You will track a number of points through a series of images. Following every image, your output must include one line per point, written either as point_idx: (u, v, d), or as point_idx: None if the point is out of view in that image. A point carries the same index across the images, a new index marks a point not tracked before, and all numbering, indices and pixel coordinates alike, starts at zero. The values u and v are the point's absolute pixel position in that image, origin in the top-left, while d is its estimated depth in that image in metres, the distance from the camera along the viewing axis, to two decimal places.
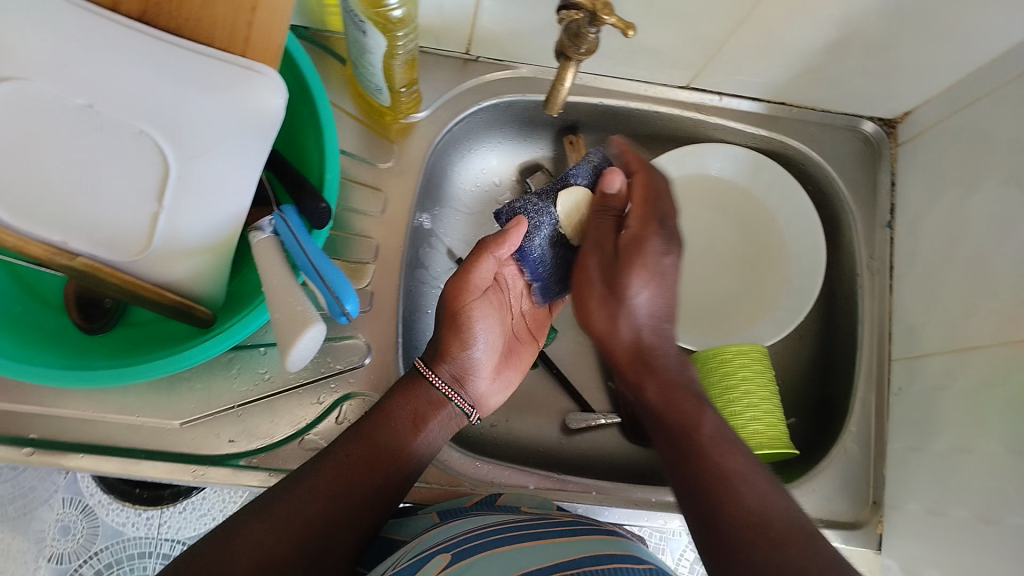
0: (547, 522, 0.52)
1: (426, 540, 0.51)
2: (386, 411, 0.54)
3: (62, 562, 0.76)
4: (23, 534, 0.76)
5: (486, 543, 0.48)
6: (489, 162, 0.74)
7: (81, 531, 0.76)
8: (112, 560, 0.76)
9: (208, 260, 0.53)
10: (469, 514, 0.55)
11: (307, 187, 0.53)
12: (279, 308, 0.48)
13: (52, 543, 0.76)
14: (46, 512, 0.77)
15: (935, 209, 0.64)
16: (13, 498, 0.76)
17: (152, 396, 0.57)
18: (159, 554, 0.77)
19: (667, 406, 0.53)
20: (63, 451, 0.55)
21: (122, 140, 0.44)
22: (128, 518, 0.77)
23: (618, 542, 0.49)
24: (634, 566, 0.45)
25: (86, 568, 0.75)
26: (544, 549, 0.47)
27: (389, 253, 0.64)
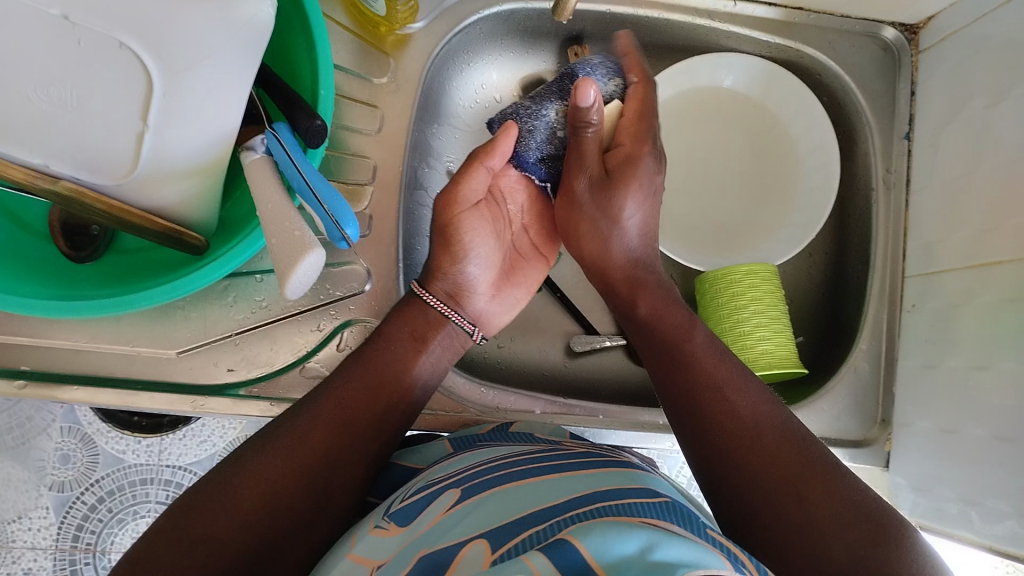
0: (557, 455, 0.51)
1: (433, 475, 0.50)
2: (383, 335, 0.53)
3: (62, 490, 0.80)
4: (23, 464, 0.79)
5: (493, 480, 0.46)
6: (489, 77, 0.71)
7: (80, 460, 0.80)
8: (114, 487, 0.81)
9: (200, 183, 0.50)
10: (479, 445, 0.54)
11: (299, 104, 0.49)
12: (274, 231, 0.45)
13: (53, 471, 0.80)
14: (44, 441, 0.80)
15: (957, 119, 0.61)
16: (10, 428, 0.80)
17: (146, 325, 0.55)
18: (161, 481, 0.81)
19: (661, 331, 0.54)
20: (56, 384, 0.53)
21: (103, 55, 0.42)
22: (127, 446, 0.81)
23: (630, 475, 0.47)
24: (650, 500, 0.42)
25: (88, 495, 0.80)
26: (556, 484, 0.44)
27: (388, 173, 0.61)
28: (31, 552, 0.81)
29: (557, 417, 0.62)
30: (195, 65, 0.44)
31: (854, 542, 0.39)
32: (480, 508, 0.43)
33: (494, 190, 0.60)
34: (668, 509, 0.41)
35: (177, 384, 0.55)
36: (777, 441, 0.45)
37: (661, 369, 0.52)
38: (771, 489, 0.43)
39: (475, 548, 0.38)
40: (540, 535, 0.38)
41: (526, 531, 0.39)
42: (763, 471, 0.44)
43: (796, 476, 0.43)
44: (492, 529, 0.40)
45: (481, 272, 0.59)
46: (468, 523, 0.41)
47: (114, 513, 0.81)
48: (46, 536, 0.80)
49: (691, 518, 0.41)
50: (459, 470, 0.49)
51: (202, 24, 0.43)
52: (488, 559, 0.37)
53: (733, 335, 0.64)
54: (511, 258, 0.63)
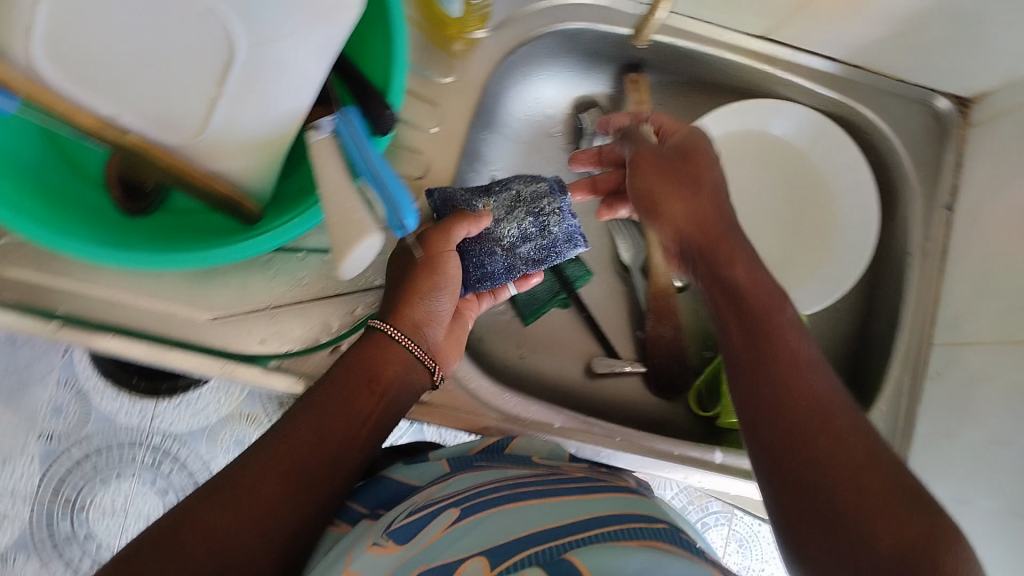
0: (556, 479, 0.52)
1: (434, 493, 0.50)
2: (333, 380, 0.52)
3: (51, 441, 0.79)
4: (14, 408, 0.79)
5: (494, 499, 0.48)
6: (546, 91, 0.72)
7: (72, 412, 0.79)
8: (103, 445, 0.79)
9: (265, 155, 0.50)
10: (476, 465, 0.54)
11: (371, 93, 0.51)
12: (333, 210, 0.47)
13: (43, 421, 0.79)
14: (40, 389, 0.80)
15: (1001, 197, 0.62)
16: (8, 372, 0.80)
17: (186, 285, 0.56)
18: (149, 445, 0.80)
19: (750, 307, 0.51)
20: (92, 331, 0.53)
21: (189, 20, 0.44)
22: (121, 407, 0.80)
23: (637, 502, 0.49)
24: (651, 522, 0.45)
25: (75, 450, 0.79)
26: (556, 508, 0.46)
27: (440, 171, 0.62)
28: (8, 499, 0.78)
29: (574, 433, 0.62)
30: (276, 39, 0.45)
31: (910, 541, 0.39)
32: (479, 530, 0.44)
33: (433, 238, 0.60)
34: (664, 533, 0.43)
35: (209, 347, 0.55)
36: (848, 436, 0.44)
37: (732, 349, 0.51)
38: (827, 480, 0.43)
39: (472, 565, 0.40)
40: (539, 555, 0.40)
41: (526, 550, 0.41)
42: (822, 462, 0.43)
43: (860, 476, 0.42)
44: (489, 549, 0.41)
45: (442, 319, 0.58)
46: (466, 543, 0.43)
47: (98, 470, 0.79)
48: (27, 485, 0.78)
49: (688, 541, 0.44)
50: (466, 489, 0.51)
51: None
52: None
53: None
54: (456, 306, 0.62)
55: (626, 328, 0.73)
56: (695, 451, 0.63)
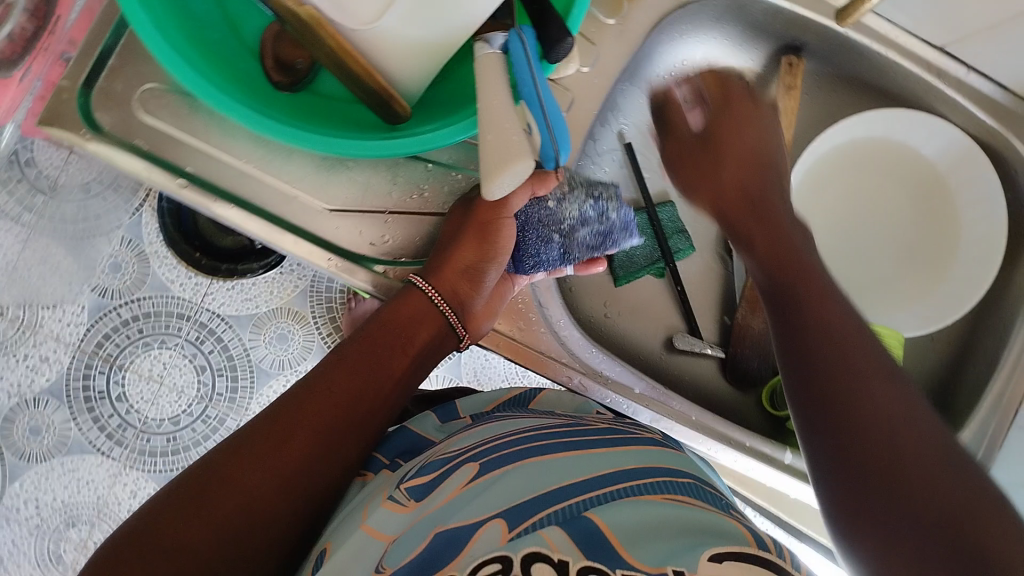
0: (572, 432, 0.52)
1: (449, 447, 0.52)
2: (363, 337, 0.54)
3: (104, 294, 0.91)
4: (76, 257, 0.91)
5: (515, 453, 0.48)
6: (694, 55, 0.70)
7: (131, 272, 0.92)
8: (151, 309, 0.92)
9: (429, 57, 0.49)
10: (500, 416, 0.56)
11: (551, 14, 0.48)
12: (489, 128, 0.46)
13: (101, 275, 0.91)
14: (104, 243, 0.92)
15: None
16: (82, 220, 0.91)
17: (312, 171, 0.55)
18: (195, 321, 0.93)
19: (803, 333, 0.48)
20: (213, 196, 0.53)
21: None
22: (177, 278, 0.93)
23: (659, 455, 0.49)
24: (675, 483, 0.45)
25: (125, 309, 0.92)
26: (582, 463, 0.46)
27: (581, 113, 0.60)
28: (53, 343, 0.90)
29: (652, 402, 0.61)
30: None
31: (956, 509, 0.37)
32: (497, 484, 0.44)
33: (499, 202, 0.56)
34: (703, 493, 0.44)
35: (320, 238, 0.55)
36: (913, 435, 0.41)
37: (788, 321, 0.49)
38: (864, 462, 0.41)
39: (491, 529, 0.40)
40: (559, 514, 0.40)
41: (544, 509, 0.41)
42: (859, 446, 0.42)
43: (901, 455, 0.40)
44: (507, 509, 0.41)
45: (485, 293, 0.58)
46: (485, 498, 0.43)
47: (142, 335, 0.92)
48: (72, 333, 0.91)
49: (712, 494, 0.45)
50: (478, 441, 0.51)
51: None
52: (505, 536, 0.39)
53: None
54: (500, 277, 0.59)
55: (715, 312, 0.72)
56: (766, 446, 0.63)
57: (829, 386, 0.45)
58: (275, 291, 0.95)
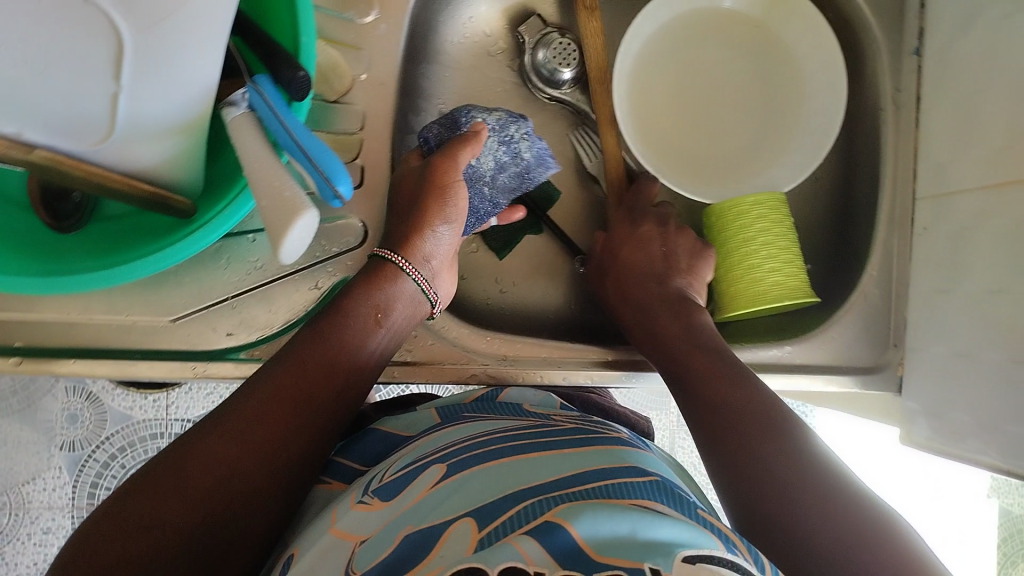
0: (544, 432, 0.48)
1: (420, 448, 0.48)
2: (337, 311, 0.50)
3: (74, 448, 0.89)
4: (32, 424, 0.89)
5: (480, 455, 0.44)
6: (478, 9, 0.67)
7: (89, 418, 0.89)
8: (124, 442, 0.90)
9: (183, 142, 0.47)
10: (467, 416, 0.53)
11: (280, 55, 0.46)
12: (262, 193, 0.43)
13: (62, 431, 0.89)
14: (51, 402, 0.89)
15: (969, 32, 0.58)
16: (17, 392, 0.89)
17: (139, 291, 0.54)
18: (169, 433, 0.91)
19: (699, 374, 0.51)
20: (54, 357, 0.52)
21: (69, 19, 0.38)
22: (134, 403, 0.90)
23: (622, 453, 0.45)
24: (637, 479, 0.40)
25: (100, 452, 0.89)
26: (549, 462, 0.42)
27: (379, 121, 0.58)
28: (49, 512, 0.89)
29: (563, 360, 0.61)
30: (169, 16, 0.40)
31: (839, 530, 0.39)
32: (466, 486, 0.41)
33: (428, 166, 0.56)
34: (658, 488, 0.39)
35: (176, 350, 0.54)
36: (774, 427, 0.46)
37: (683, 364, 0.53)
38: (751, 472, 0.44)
39: (458, 529, 0.36)
40: (531, 510, 0.36)
41: (517, 505, 0.37)
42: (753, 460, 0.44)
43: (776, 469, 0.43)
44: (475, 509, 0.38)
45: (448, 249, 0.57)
46: (455, 501, 0.39)
47: (126, 468, 0.89)
48: (62, 495, 0.89)
49: (682, 498, 0.39)
50: (448, 445, 0.47)
51: None
52: (472, 543, 0.34)
53: (743, 271, 0.62)
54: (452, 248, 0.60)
55: None
56: None
57: (722, 420, 0.47)
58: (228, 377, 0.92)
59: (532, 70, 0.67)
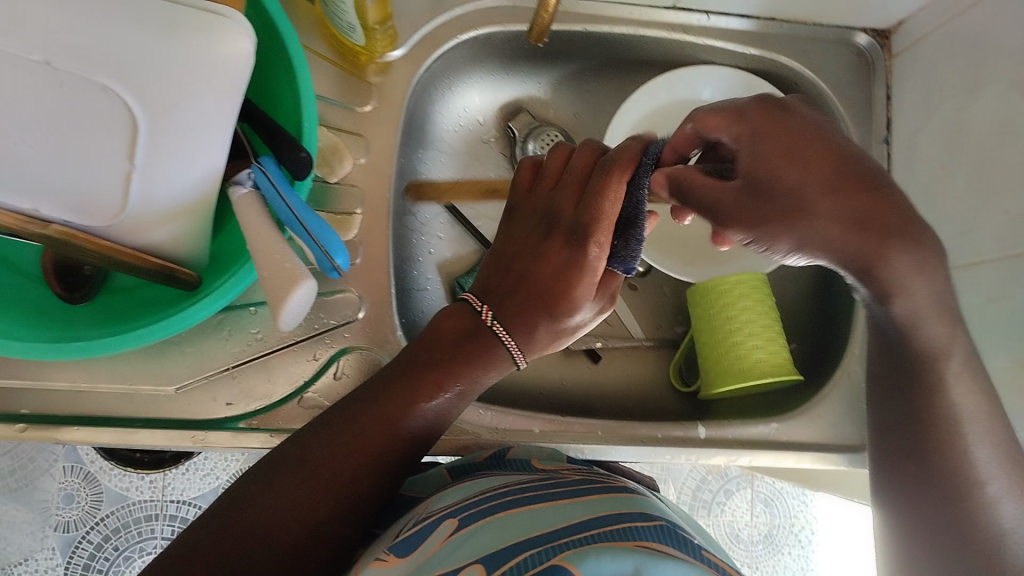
0: (550, 483, 0.49)
1: (432, 506, 0.48)
2: (386, 390, 0.49)
3: (68, 529, 0.89)
4: (27, 504, 0.89)
5: (492, 507, 0.45)
6: (472, 100, 0.72)
7: (84, 498, 0.90)
8: (118, 524, 0.90)
9: (191, 220, 0.51)
10: (477, 474, 0.54)
11: (283, 138, 0.50)
12: (264, 265, 0.46)
13: (57, 512, 0.89)
14: (48, 481, 0.90)
15: (933, 120, 0.62)
16: (14, 471, 0.90)
17: (142, 362, 0.56)
18: (165, 515, 0.91)
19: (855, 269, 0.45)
20: (57, 426, 0.54)
21: (87, 99, 0.43)
22: (130, 483, 0.91)
23: (629, 499, 0.46)
24: (643, 524, 0.41)
25: (94, 533, 0.89)
26: (554, 512, 0.44)
27: (377, 201, 0.61)
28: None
29: (556, 435, 0.61)
30: (178, 103, 0.44)
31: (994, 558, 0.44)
32: (478, 533, 0.42)
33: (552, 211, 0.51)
34: (662, 530, 0.41)
35: (177, 419, 0.55)
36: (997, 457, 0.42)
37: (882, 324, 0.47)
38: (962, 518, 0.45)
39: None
40: (538, 557, 0.37)
41: (522, 553, 0.38)
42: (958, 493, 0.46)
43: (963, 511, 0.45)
44: (485, 555, 0.39)
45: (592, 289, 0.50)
46: (466, 549, 0.40)
47: (120, 550, 0.90)
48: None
49: (685, 539, 0.41)
50: (458, 501, 0.48)
51: (176, 63, 0.43)
52: None
53: (727, 344, 0.64)
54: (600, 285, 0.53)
55: (598, 319, 0.73)
56: (680, 430, 0.63)
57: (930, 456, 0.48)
58: (227, 458, 0.93)
59: (522, 159, 0.72)
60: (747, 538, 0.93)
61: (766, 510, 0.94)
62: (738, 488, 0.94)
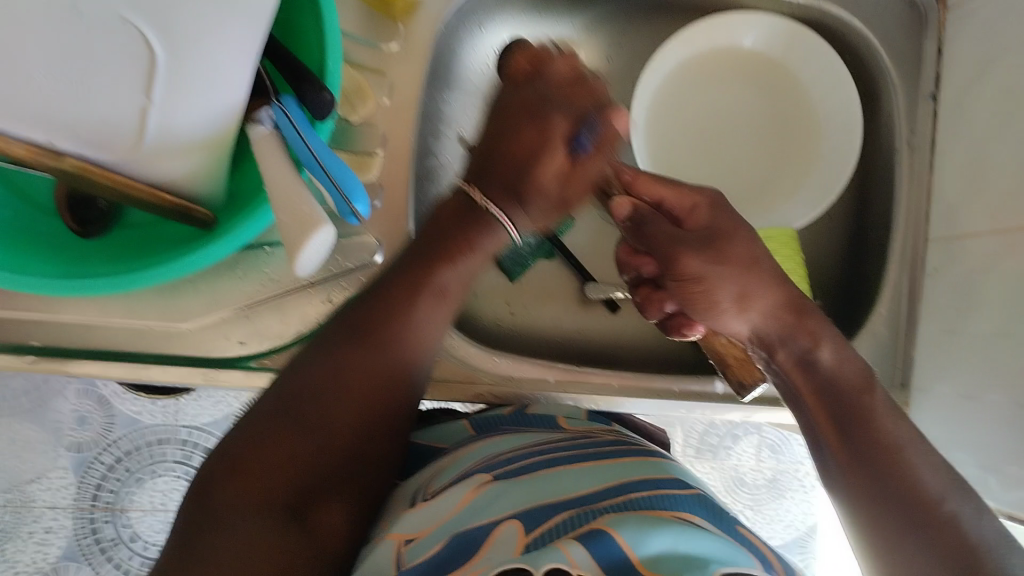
0: (585, 442, 0.50)
1: (461, 460, 0.49)
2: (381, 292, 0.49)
3: (82, 449, 0.90)
4: (41, 424, 0.90)
5: (523, 467, 0.45)
6: (500, 37, 0.69)
7: (96, 421, 0.90)
8: (131, 446, 0.91)
9: (210, 158, 0.49)
10: (503, 428, 0.54)
11: (305, 75, 0.48)
12: (282, 208, 0.45)
13: (70, 433, 0.90)
14: (61, 403, 0.90)
15: (983, 80, 0.59)
16: (28, 393, 0.90)
17: (156, 298, 0.55)
18: (176, 439, 0.91)
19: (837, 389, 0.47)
20: (67, 357, 0.55)
21: (105, 31, 0.41)
22: (143, 407, 0.91)
23: (657, 464, 0.46)
24: (679, 493, 0.42)
25: (107, 454, 0.91)
26: (588, 473, 0.44)
27: (398, 141, 0.59)
28: (51, 512, 0.91)
29: (570, 386, 0.61)
30: (195, 39, 0.43)
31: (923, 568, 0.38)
32: (512, 489, 0.42)
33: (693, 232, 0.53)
34: (698, 501, 0.41)
35: (188, 355, 0.56)
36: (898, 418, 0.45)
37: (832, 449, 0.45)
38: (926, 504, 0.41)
39: (507, 530, 0.38)
40: (577, 519, 0.38)
41: (560, 514, 0.39)
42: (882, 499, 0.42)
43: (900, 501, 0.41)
44: (522, 512, 0.39)
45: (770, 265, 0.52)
46: (501, 502, 0.41)
47: (132, 471, 0.91)
48: (65, 496, 0.90)
49: (720, 511, 0.41)
50: (489, 455, 0.48)
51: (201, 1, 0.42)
52: (520, 546, 0.36)
53: None
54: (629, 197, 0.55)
55: (619, 267, 0.72)
56: (695, 385, 0.62)
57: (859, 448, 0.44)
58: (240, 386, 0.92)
59: None
60: (751, 481, 0.94)
61: (773, 455, 0.94)
62: (746, 433, 0.94)
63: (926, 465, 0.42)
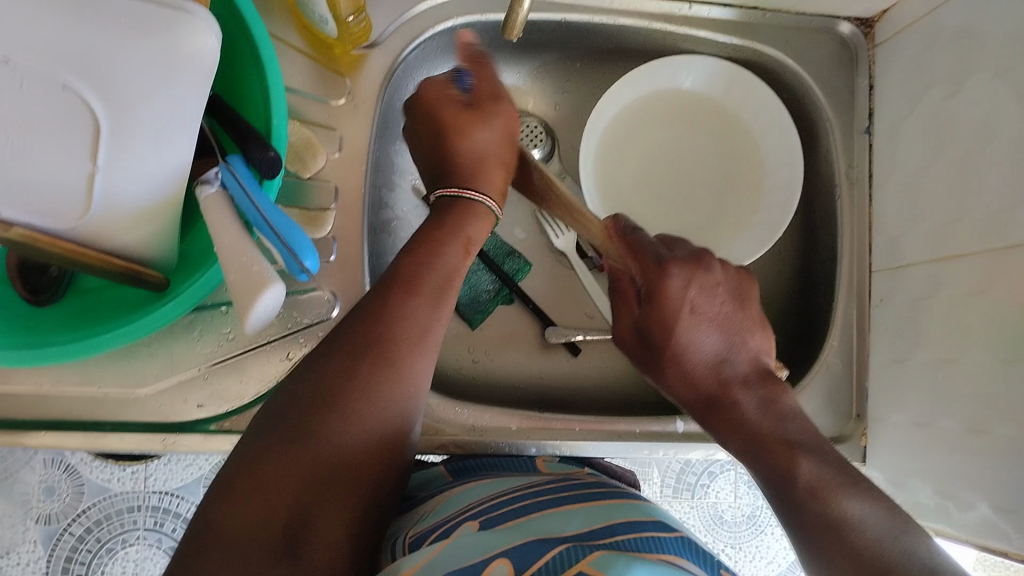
0: (558, 485, 0.50)
1: (438, 510, 0.48)
2: (373, 303, 0.47)
3: (49, 522, 0.88)
4: (9, 497, 0.88)
5: (511, 511, 0.45)
6: None
7: (65, 490, 0.88)
8: (101, 515, 0.89)
9: (159, 221, 0.49)
10: (480, 475, 0.54)
11: (252, 136, 0.49)
12: (229, 266, 0.45)
13: (38, 504, 0.88)
14: (28, 475, 0.88)
15: (915, 112, 0.62)
16: None
17: (110, 364, 0.55)
18: (146, 506, 0.89)
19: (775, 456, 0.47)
20: (24, 430, 0.54)
21: (48, 98, 0.42)
22: (112, 474, 0.89)
23: (635, 506, 0.46)
24: (664, 535, 0.42)
25: (76, 525, 0.88)
26: (566, 517, 0.43)
27: (350, 196, 0.60)
28: None
29: (534, 432, 0.61)
30: (140, 102, 0.44)
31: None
32: (496, 535, 0.41)
33: (641, 288, 0.57)
34: (685, 543, 0.41)
35: (147, 421, 0.55)
36: (852, 477, 0.45)
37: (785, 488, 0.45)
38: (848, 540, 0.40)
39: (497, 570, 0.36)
40: (565, 557, 0.37)
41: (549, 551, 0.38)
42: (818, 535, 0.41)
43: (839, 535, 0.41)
44: (511, 551, 0.38)
45: (715, 303, 0.56)
46: (486, 546, 0.39)
47: (103, 543, 0.89)
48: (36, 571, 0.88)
49: (705, 554, 0.42)
50: (471, 504, 0.48)
51: (144, 60, 0.42)
52: None
53: None
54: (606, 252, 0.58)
55: (577, 309, 0.72)
56: (657, 425, 0.63)
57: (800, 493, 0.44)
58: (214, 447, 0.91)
59: None
60: (731, 519, 0.93)
61: (750, 492, 0.94)
62: (721, 471, 0.94)
63: (860, 506, 0.42)
